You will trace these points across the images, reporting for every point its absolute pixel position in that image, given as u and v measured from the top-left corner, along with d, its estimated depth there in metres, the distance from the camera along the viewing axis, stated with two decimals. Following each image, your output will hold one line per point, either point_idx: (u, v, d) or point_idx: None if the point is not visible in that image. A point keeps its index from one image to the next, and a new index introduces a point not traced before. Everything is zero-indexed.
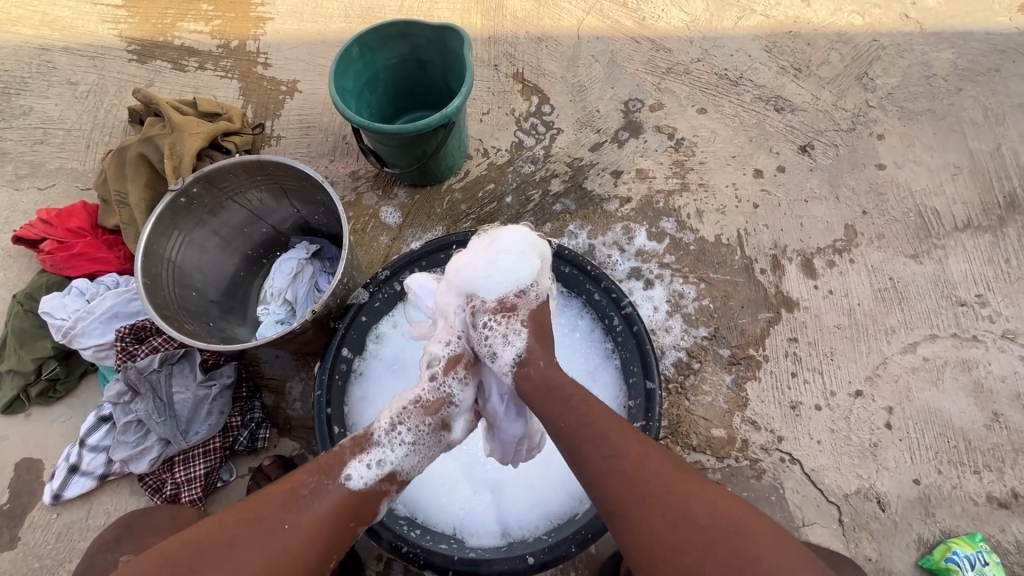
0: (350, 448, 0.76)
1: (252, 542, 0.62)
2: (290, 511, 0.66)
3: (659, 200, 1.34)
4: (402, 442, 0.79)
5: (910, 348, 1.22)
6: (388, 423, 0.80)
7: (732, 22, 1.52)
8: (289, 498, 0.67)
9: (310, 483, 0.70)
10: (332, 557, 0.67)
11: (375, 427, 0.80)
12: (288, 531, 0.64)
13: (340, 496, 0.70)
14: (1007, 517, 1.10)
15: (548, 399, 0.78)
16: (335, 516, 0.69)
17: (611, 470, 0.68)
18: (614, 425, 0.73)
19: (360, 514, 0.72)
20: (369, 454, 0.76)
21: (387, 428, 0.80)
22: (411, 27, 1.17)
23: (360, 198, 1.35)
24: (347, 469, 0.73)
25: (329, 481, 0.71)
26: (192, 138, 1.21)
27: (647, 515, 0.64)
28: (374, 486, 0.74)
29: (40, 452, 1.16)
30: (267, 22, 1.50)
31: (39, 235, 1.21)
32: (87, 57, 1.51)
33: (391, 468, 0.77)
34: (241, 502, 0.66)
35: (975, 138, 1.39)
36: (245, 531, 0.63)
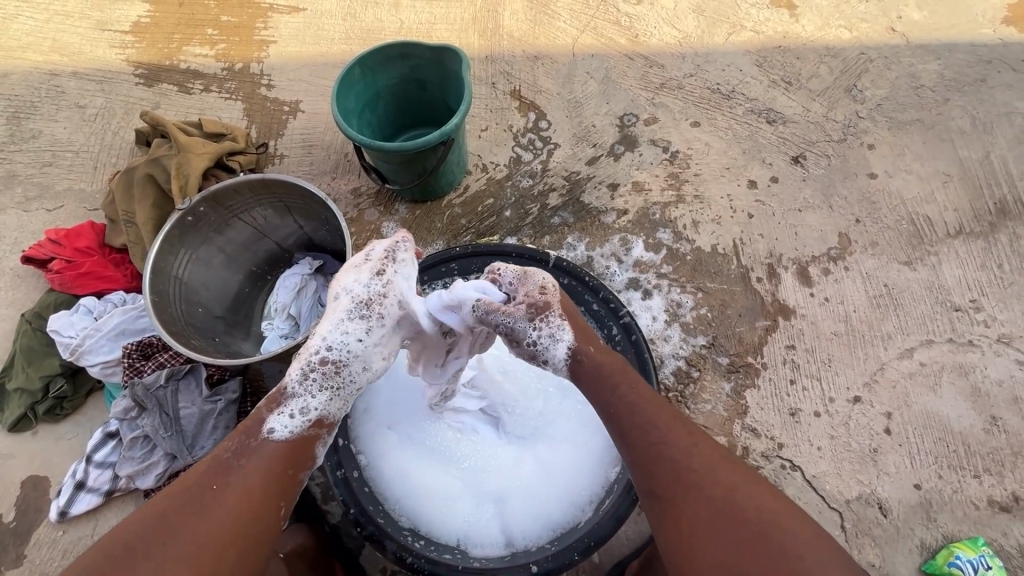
0: (266, 405, 0.76)
1: (184, 515, 0.65)
2: (219, 474, 0.69)
3: (655, 212, 1.36)
4: (321, 388, 0.79)
5: (907, 353, 1.23)
6: (301, 371, 0.79)
7: (722, 37, 1.56)
8: (215, 465, 0.70)
9: (233, 447, 0.72)
10: (274, 504, 0.70)
11: (288, 380, 0.79)
12: (219, 493, 0.67)
13: (269, 451, 0.73)
14: (1009, 521, 1.11)
15: (598, 384, 0.80)
16: (267, 469, 0.72)
17: (661, 454, 0.71)
18: (661, 411, 0.76)
19: (296, 461, 0.75)
20: (286, 406, 0.76)
21: (300, 380, 0.79)
22: (410, 48, 1.21)
23: (361, 214, 1.38)
24: (267, 423, 0.75)
25: (252, 437, 0.74)
26: (198, 159, 1.24)
27: (690, 503, 0.67)
28: (301, 434, 0.76)
29: (47, 470, 1.17)
30: (270, 45, 1.54)
31: (48, 255, 1.23)
32: (95, 81, 1.55)
33: (317, 414, 0.78)
34: (169, 485, 0.69)
35: (964, 147, 1.42)
36: (176, 503, 0.66)
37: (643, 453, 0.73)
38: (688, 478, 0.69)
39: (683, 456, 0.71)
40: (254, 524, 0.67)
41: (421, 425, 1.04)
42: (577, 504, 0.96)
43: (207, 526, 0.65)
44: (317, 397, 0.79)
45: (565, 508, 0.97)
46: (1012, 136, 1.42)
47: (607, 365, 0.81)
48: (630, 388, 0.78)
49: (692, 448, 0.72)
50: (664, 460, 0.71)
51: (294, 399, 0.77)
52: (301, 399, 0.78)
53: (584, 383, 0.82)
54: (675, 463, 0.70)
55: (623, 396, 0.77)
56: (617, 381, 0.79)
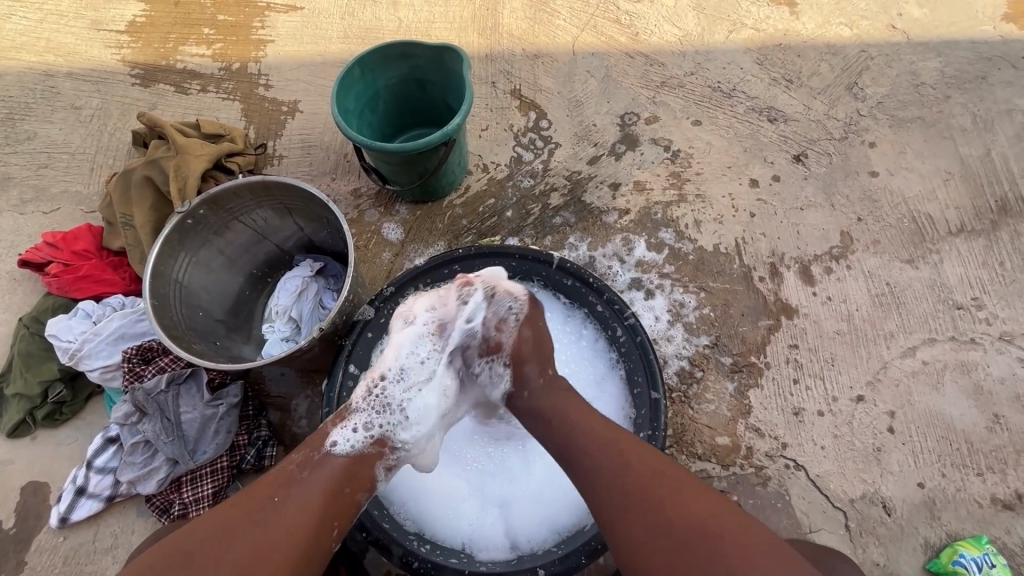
0: (331, 422, 0.84)
1: (248, 519, 0.68)
2: (282, 485, 0.73)
3: (657, 211, 1.36)
4: (382, 405, 0.88)
5: (910, 352, 1.23)
6: (366, 390, 0.89)
7: (723, 35, 1.55)
8: (282, 478, 0.74)
9: (300, 461, 0.77)
10: (332, 521, 0.73)
11: (353, 399, 0.88)
12: (284, 503, 0.70)
13: (331, 467, 0.78)
14: (1012, 519, 1.11)
15: (547, 420, 0.83)
16: (328, 485, 0.75)
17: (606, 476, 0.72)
18: (605, 432, 0.77)
19: (355, 481, 0.79)
20: (349, 423, 0.84)
21: (364, 398, 0.88)
22: (410, 48, 1.20)
23: (362, 215, 1.37)
24: (331, 437, 0.81)
25: (316, 454, 0.78)
26: (196, 161, 1.23)
27: (637, 520, 0.67)
28: (363, 451, 0.82)
29: (47, 475, 1.16)
30: (268, 44, 1.53)
31: (45, 258, 1.22)
32: (90, 82, 1.53)
33: (379, 433, 0.85)
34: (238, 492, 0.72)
35: (965, 145, 1.41)
36: (244, 509, 0.69)
37: (582, 485, 0.74)
38: (626, 500, 0.69)
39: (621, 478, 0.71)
40: (315, 536, 0.70)
41: None
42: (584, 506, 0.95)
43: (269, 533, 0.67)
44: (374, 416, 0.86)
45: (572, 510, 0.96)
46: (1013, 134, 1.42)
47: (547, 403, 0.85)
48: (577, 417, 0.80)
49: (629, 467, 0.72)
50: (602, 487, 0.72)
51: (356, 414, 0.85)
52: (361, 414, 0.85)
53: (532, 423, 0.86)
54: (613, 483, 0.71)
55: (557, 429, 0.81)
56: (552, 415, 0.83)
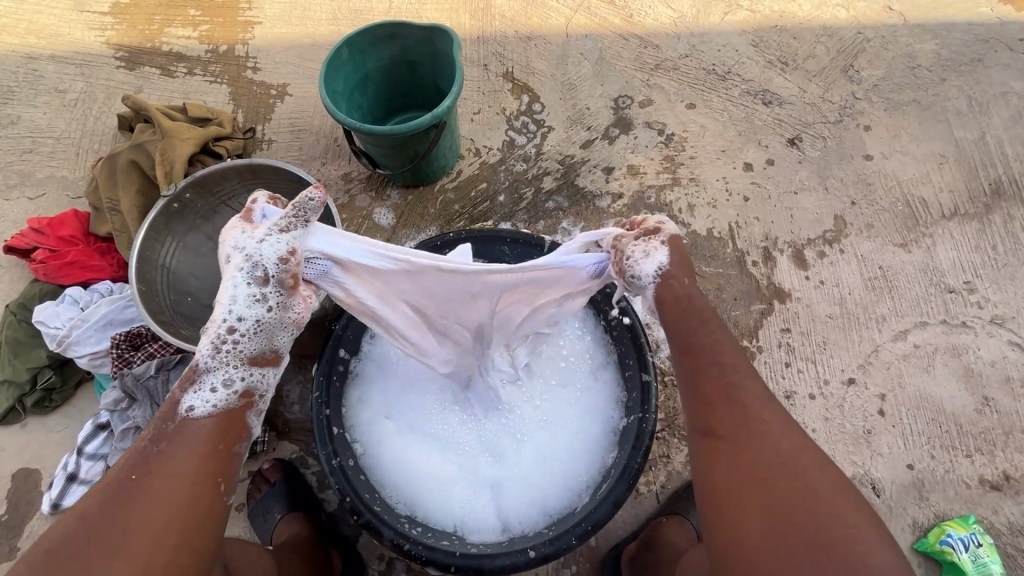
0: (180, 386, 0.68)
1: (109, 510, 0.59)
2: (136, 466, 0.63)
3: (651, 195, 1.35)
4: (238, 360, 0.70)
5: (901, 335, 1.23)
6: (211, 345, 0.69)
7: (718, 17, 1.53)
8: (132, 456, 0.64)
9: (151, 435, 0.65)
10: (210, 480, 0.64)
11: (196, 355, 0.70)
12: (141, 485, 0.61)
13: (193, 432, 0.66)
14: (999, 499, 1.12)
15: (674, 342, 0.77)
16: (193, 449, 0.65)
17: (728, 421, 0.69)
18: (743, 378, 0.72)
19: (227, 433, 0.68)
20: (203, 382, 0.68)
21: (215, 354, 0.69)
22: (400, 28, 1.18)
23: (352, 200, 1.35)
24: (183, 403, 0.67)
25: (169, 422, 0.66)
26: (182, 144, 1.21)
27: (748, 459, 0.66)
28: (226, 407, 0.69)
29: (38, 462, 1.16)
30: (255, 26, 1.50)
31: (31, 244, 1.20)
32: (74, 65, 1.50)
33: (243, 385, 0.71)
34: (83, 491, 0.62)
35: (960, 128, 1.41)
36: (96, 508, 0.60)
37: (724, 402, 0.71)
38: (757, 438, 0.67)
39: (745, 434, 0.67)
40: (190, 506, 0.62)
41: (419, 413, 1.03)
42: (573, 489, 0.96)
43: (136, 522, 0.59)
44: (238, 371, 0.70)
45: (563, 493, 0.97)
46: (1008, 117, 1.41)
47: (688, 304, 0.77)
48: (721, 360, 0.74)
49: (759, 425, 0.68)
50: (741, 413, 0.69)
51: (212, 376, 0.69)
52: (222, 373, 0.69)
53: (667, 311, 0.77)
54: (730, 415, 0.69)
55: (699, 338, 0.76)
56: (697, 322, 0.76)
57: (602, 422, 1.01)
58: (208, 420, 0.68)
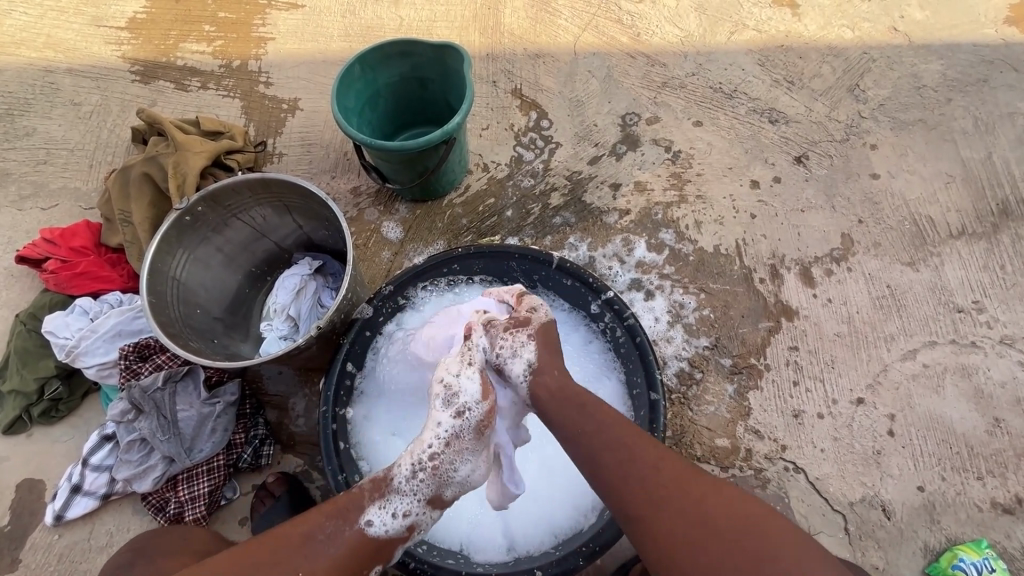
0: (370, 490, 0.75)
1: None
2: (305, 551, 0.67)
3: (658, 212, 1.35)
4: (413, 498, 0.76)
5: (910, 355, 1.23)
6: (411, 469, 0.77)
7: (724, 36, 1.55)
8: (308, 544, 0.68)
9: (329, 527, 0.70)
10: None
11: (394, 472, 0.78)
12: (298, 569, 0.66)
13: (358, 542, 0.71)
14: (1012, 523, 1.11)
15: (563, 410, 0.78)
16: (343, 563, 0.69)
17: (630, 474, 0.68)
18: (630, 433, 0.72)
19: (379, 556, 0.73)
20: (390, 503, 0.75)
21: (406, 477, 0.77)
22: (411, 46, 1.20)
23: (361, 214, 1.36)
24: (366, 514, 0.73)
25: (345, 525, 0.71)
26: (195, 157, 1.22)
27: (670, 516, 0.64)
28: (393, 536, 0.74)
29: (42, 473, 1.16)
30: (268, 42, 1.52)
31: (43, 254, 1.21)
32: (90, 78, 1.52)
33: (413, 519, 0.76)
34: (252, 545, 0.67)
35: (966, 148, 1.41)
36: (260, 562, 0.65)
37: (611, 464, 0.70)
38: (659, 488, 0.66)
39: (649, 475, 0.67)
40: None
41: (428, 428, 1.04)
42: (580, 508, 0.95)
43: None
44: (400, 506, 0.75)
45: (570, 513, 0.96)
46: (1014, 137, 1.42)
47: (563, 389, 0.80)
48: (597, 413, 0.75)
49: (659, 465, 0.68)
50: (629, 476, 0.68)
51: (398, 495, 0.75)
52: (405, 501, 0.76)
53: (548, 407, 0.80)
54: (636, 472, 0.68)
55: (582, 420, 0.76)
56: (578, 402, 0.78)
57: None
58: (382, 538, 0.73)
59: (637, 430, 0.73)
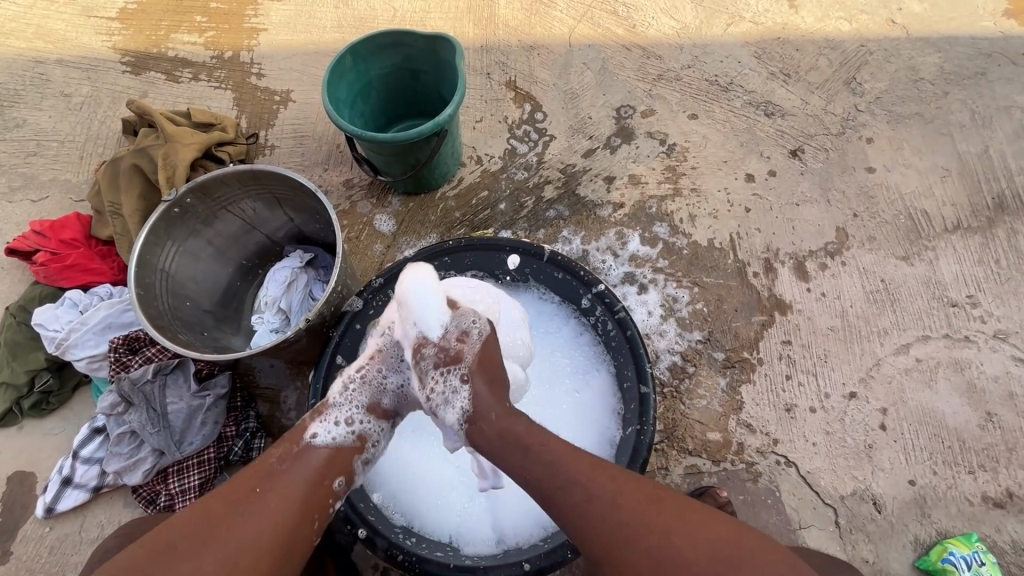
0: (311, 415, 0.81)
1: (230, 517, 0.67)
2: (263, 477, 0.72)
3: (652, 206, 1.35)
4: (355, 405, 0.85)
5: (903, 349, 1.22)
6: (342, 385, 0.87)
7: (721, 29, 1.54)
8: (264, 469, 0.73)
9: (280, 454, 0.76)
10: (309, 517, 0.72)
11: (330, 394, 0.86)
12: (265, 495, 0.70)
13: (314, 456, 0.77)
14: (1002, 517, 1.11)
15: (512, 452, 0.75)
16: (308, 478, 0.74)
17: (590, 514, 0.68)
18: (578, 467, 0.71)
19: (339, 466, 0.79)
20: (330, 415, 0.82)
21: (342, 393, 0.86)
22: (404, 37, 1.18)
23: (354, 206, 1.36)
24: (310, 429, 0.79)
25: (296, 446, 0.77)
26: (185, 149, 1.21)
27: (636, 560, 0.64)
28: (343, 443, 0.81)
29: (33, 465, 1.16)
30: (261, 33, 1.51)
31: (32, 247, 1.21)
32: (81, 69, 1.51)
33: (360, 428, 0.84)
34: (218, 487, 0.71)
35: (963, 141, 1.40)
36: (221, 506, 0.68)
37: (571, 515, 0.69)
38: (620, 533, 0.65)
39: (613, 511, 0.67)
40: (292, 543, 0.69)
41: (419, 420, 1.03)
42: None
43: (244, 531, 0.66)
44: (336, 416, 0.83)
45: None
46: (1011, 131, 1.41)
47: (513, 426, 0.77)
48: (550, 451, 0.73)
49: (619, 495, 0.68)
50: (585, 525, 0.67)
51: (336, 417, 0.82)
52: (346, 421, 0.83)
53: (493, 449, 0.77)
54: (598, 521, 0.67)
55: (535, 458, 0.73)
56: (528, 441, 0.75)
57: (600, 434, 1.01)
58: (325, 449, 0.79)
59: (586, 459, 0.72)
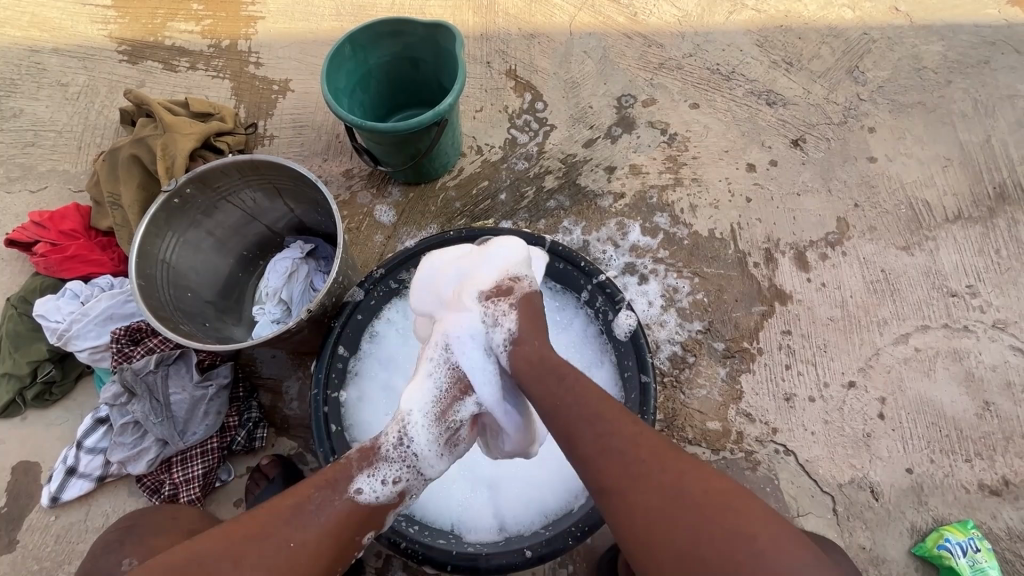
0: (358, 460, 0.75)
1: (255, 560, 0.62)
2: (296, 521, 0.66)
3: (653, 195, 1.34)
4: (367, 416, 0.80)
5: (903, 338, 1.23)
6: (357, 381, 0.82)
7: (723, 16, 1.52)
8: (296, 512, 0.67)
9: (318, 495, 0.70)
10: (332, 571, 0.68)
11: None
12: (292, 544, 0.64)
13: (347, 509, 0.71)
14: (998, 504, 1.12)
15: (541, 377, 0.76)
16: (337, 531, 0.69)
17: (610, 449, 0.67)
18: (606, 409, 0.71)
19: (371, 521, 0.73)
20: (378, 470, 0.75)
21: (362, 391, 0.81)
22: (402, 25, 1.17)
23: (354, 197, 1.35)
24: (355, 481, 0.73)
25: (336, 494, 0.70)
26: (184, 139, 1.20)
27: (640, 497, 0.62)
28: (384, 503, 0.74)
29: (38, 455, 1.16)
30: (258, 21, 1.49)
31: (32, 237, 1.20)
32: (77, 58, 1.50)
33: (380, 443, 0.78)
34: (246, 519, 0.65)
35: (965, 131, 1.40)
36: (246, 547, 0.63)
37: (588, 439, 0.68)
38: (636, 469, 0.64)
39: (627, 451, 0.66)
40: None
41: None
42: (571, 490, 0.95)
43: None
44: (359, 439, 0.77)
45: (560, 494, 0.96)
46: (1014, 120, 1.40)
47: (546, 365, 0.77)
48: (574, 384, 0.74)
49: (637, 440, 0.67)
50: (605, 458, 0.66)
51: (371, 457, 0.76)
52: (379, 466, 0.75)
53: (525, 378, 0.78)
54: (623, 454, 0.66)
55: (563, 390, 0.74)
56: (563, 371, 0.76)
57: None
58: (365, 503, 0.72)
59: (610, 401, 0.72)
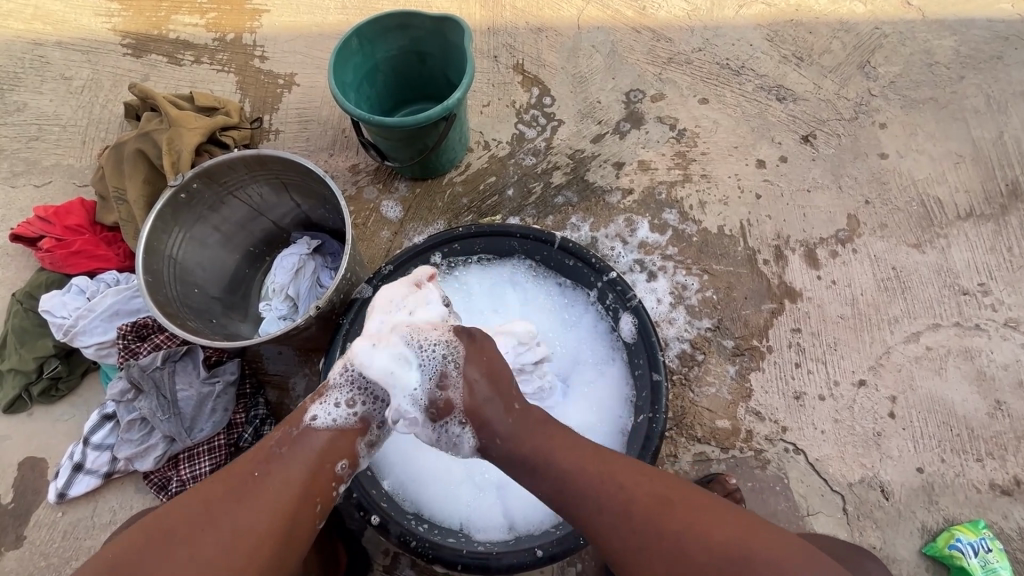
0: (311, 398, 0.78)
1: (229, 507, 0.68)
2: (258, 468, 0.72)
3: (661, 192, 1.33)
4: (347, 398, 0.79)
5: (914, 337, 1.22)
6: (342, 366, 0.80)
7: (733, 10, 1.50)
8: (258, 459, 0.73)
9: (278, 438, 0.75)
10: (309, 504, 0.72)
11: (331, 373, 0.80)
12: (261, 484, 0.70)
13: (311, 442, 0.75)
14: (1009, 504, 1.11)
15: (520, 465, 0.76)
16: (306, 465, 0.73)
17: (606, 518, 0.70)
18: (589, 467, 0.73)
19: (338, 450, 0.76)
20: (330, 397, 0.78)
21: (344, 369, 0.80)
22: (410, 18, 1.16)
23: (360, 192, 1.34)
24: (310, 412, 0.77)
25: (294, 430, 0.76)
26: (189, 133, 1.19)
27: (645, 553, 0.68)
28: (343, 426, 0.77)
29: (44, 451, 1.16)
30: (263, 14, 1.48)
31: (37, 233, 1.19)
32: (80, 52, 1.49)
33: (362, 410, 0.79)
34: (216, 473, 0.72)
35: (977, 127, 1.38)
36: (221, 495, 0.69)
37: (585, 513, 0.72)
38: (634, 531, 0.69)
39: (619, 513, 0.70)
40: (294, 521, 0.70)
41: None
42: None
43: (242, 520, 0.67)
44: (335, 400, 0.78)
45: None
46: None
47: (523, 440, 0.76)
48: (547, 452, 0.75)
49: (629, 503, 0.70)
50: (602, 525, 0.70)
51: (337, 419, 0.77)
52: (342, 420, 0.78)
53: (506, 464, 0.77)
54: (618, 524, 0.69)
55: (547, 473, 0.74)
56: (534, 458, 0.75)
57: (612, 421, 1.01)
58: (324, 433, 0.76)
59: (591, 458, 0.75)
